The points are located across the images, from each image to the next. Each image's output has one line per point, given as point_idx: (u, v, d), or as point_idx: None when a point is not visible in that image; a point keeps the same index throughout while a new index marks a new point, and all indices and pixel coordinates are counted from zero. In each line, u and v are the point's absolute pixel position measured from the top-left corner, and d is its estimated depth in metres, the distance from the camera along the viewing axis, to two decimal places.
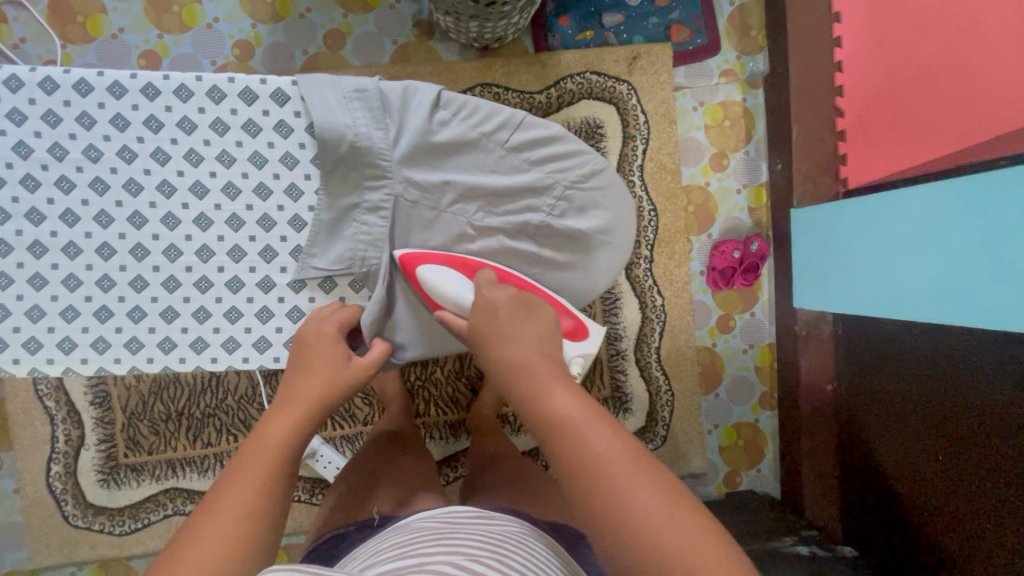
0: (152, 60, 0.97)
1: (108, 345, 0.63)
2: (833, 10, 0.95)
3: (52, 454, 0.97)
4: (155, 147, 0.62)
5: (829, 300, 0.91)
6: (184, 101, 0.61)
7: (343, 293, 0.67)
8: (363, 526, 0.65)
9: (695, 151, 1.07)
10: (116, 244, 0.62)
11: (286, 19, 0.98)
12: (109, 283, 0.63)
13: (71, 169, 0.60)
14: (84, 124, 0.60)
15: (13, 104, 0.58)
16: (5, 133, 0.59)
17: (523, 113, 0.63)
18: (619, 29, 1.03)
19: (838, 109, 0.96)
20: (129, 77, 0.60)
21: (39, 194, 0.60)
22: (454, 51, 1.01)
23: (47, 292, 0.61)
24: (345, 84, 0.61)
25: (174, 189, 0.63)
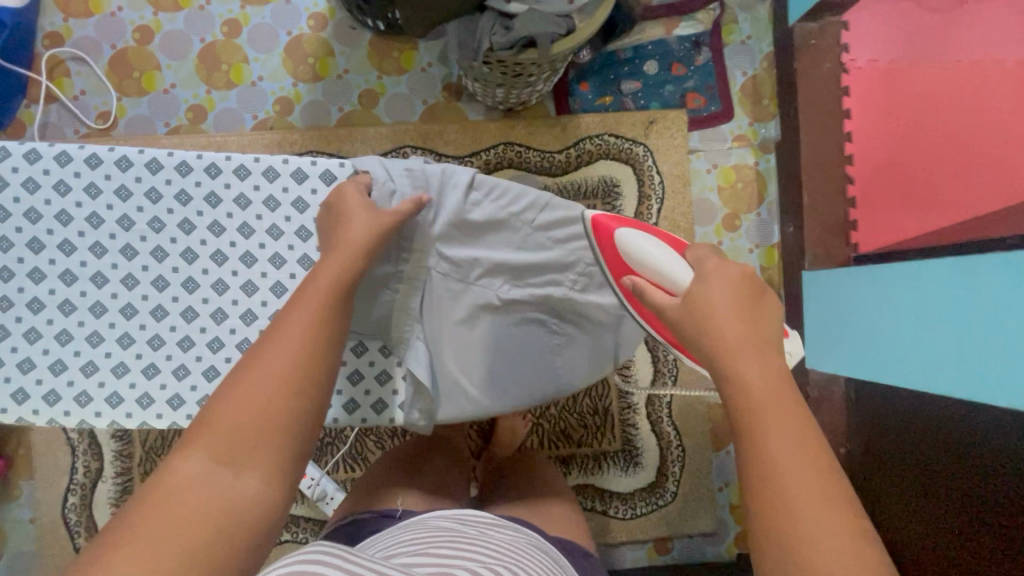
0: (199, 112, 1.04)
1: (121, 400, 0.63)
2: (843, 84, 0.99)
3: (70, 484, 0.99)
4: (212, 221, 0.64)
5: (842, 363, 0.92)
6: (242, 179, 0.65)
7: (373, 357, 0.67)
8: (385, 514, 0.66)
9: (708, 212, 1.11)
10: (138, 305, 0.64)
11: (325, 79, 1.06)
12: (159, 342, 0.64)
13: (105, 236, 0.63)
14: (151, 198, 0.64)
15: (90, 179, 0.62)
16: (81, 204, 0.62)
17: (550, 196, 0.67)
18: (637, 95, 1.09)
19: (848, 176, 0.99)
20: (195, 157, 0.64)
21: (104, 260, 0.63)
22: (479, 110, 1.07)
23: (101, 348, 0.63)
24: (395, 165, 0.65)
25: (226, 257, 0.65)
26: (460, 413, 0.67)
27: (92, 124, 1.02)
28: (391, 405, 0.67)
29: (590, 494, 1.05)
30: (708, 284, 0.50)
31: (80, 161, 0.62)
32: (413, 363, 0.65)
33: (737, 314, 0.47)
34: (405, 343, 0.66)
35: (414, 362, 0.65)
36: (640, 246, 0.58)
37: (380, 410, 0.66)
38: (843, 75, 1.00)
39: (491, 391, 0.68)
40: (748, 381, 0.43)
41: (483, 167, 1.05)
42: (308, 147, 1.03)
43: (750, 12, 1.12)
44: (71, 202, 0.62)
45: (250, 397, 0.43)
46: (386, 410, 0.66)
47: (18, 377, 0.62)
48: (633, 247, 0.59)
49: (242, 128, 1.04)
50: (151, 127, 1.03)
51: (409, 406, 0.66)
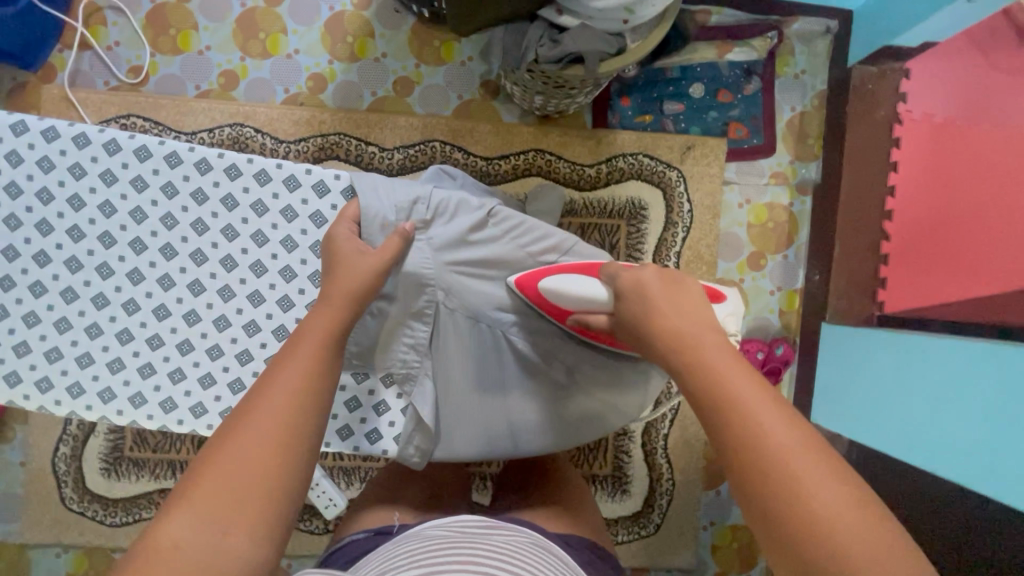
0: (230, 78, 1.02)
1: (113, 396, 0.64)
2: (894, 135, 0.94)
3: (63, 434, 1.00)
4: (226, 224, 0.65)
5: (857, 428, 0.91)
6: (262, 184, 0.65)
7: (372, 387, 0.69)
8: (378, 532, 0.59)
9: (733, 247, 1.08)
10: (141, 301, 0.64)
11: (362, 60, 1.03)
12: (158, 342, 0.64)
13: (115, 226, 0.63)
14: (167, 193, 0.64)
15: (107, 166, 0.63)
16: (95, 190, 0.63)
17: (572, 241, 0.68)
18: (678, 117, 1.05)
19: (885, 232, 0.94)
20: (216, 156, 0.64)
21: (112, 251, 0.63)
22: (514, 113, 1.04)
23: (99, 341, 0.64)
24: (400, 189, 0.64)
25: (235, 264, 0.65)
26: (455, 455, 0.66)
27: (122, 78, 1.00)
28: (385, 436, 0.69)
29: None
30: (647, 287, 0.50)
31: (100, 146, 0.62)
32: (417, 401, 0.66)
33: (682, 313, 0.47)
34: (411, 381, 0.67)
35: (417, 400, 0.66)
36: (572, 290, 0.59)
37: (373, 440, 0.69)
38: (895, 125, 0.94)
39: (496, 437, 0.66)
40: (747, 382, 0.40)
41: (511, 172, 1.02)
42: (337, 129, 1.00)
43: (808, 45, 1.07)
44: (86, 187, 0.63)
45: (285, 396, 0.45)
46: (380, 440, 0.69)
47: (12, 360, 0.63)
48: (572, 292, 0.59)
49: (271, 100, 1.02)
50: (181, 88, 1.01)
51: (403, 442, 0.66)
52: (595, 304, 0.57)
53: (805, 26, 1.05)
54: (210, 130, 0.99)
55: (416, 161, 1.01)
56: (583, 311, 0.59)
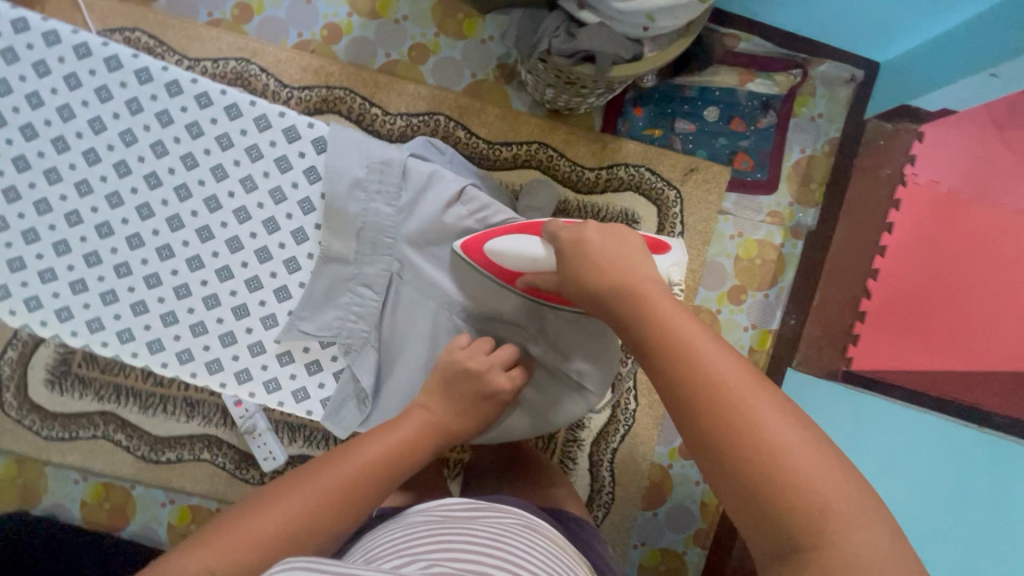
0: (245, 11, 0.99)
1: (39, 306, 0.62)
2: (896, 195, 0.93)
3: (12, 339, 0.98)
4: (187, 152, 0.63)
5: None
6: (231, 119, 0.63)
7: (309, 344, 0.66)
8: (361, 516, 0.63)
9: (717, 277, 1.07)
10: (86, 215, 0.62)
11: (382, 19, 1.01)
12: (95, 260, 0.63)
13: (71, 133, 0.62)
14: (131, 109, 0.62)
15: (73, 70, 0.61)
16: (55, 92, 0.61)
17: None
18: (687, 137, 1.04)
19: (866, 289, 0.94)
20: (189, 81, 0.63)
21: (64, 157, 0.62)
22: (525, 102, 1.03)
23: (34, 248, 0.62)
24: (375, 150, 0.64)
25: (190, 195, 0.63)
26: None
27: None
28: (312, 397, 0.66)
29: None
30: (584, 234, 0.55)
31: (70, 47, 0.61)
32: (359, 368, 0.66)
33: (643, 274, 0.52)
34: (354, 348, 0.66)
35: (359, 367, 0.66)
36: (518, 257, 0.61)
37: (299, 399, 0.65)
38: (899, 185, 0.93)
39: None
40: (673, 324, 0.46)
41: (510, 161, 1.01)
42: (343, 84, 0.98)
43: (830, 90, 1.05)
44: (47, 87, 0.61)
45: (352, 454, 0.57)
46: (306, 400, 0.65)
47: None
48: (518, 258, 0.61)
49: (283, 42, 1.00)
50: (192, 11, 0.98)
51: (334, 406, 0.66)
52: (546, 262, 0.60)
53: (831, 70, 1.04)
54: (215, 60, 0.97)
55: (416, 131, 0.99)
56: (534, 272, 0.61)
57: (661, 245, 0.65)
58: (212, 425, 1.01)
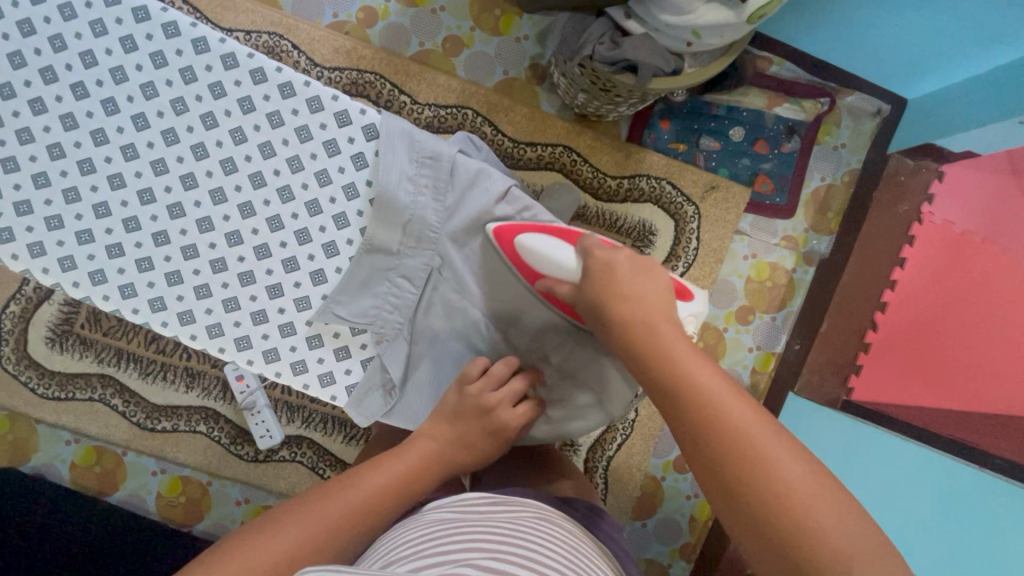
0: None
1: (73, 267, 0.62)
2: (910, 232, 0.94)
3: (17, 292, 0.97)
4: (237, 126, 0.63)
5: None
6: (284, 97, 0.63)
7: (339, 330, 0.66)
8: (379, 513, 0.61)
9: (727, 296, 1.07)
10: (129, 179, 0.62)
11: (419, 8, 1.00)
12: (134, 226, 0.62)
13: (122, 95, 0.61)
14: (184, 77, 0.62)
15: (130, 32, 0.61)
16: (110, 53, 0.61)
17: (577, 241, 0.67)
18: (711, 155, 1.05)
19: (873, 321, 0.94)
20: (246, 55, 0.62)
21: (112, 120, 0.61)
22: (555, 104, 1.03)
23: (74, 208, 0.61)
24: (424, 144, 0.63)
25: (235, 169, 0.63)
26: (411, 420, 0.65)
27: None
28: (337, 383, 0.66)
29: None
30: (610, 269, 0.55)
31: (129, 10, 0.61)
32: (388, 359, 0.65)
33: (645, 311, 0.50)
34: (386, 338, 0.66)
35: (388, 359, 0.65)
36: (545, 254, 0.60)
37: (324, 384, 0.65)
38: (914, 223, 0.94)
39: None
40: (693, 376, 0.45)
41: (535, 161, 1.01)
42: (375, 68, 0.98)
43: (855, 121, 1.07)
44: (102, 48, 0.60)
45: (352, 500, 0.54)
46: (331, 386, 0.65)
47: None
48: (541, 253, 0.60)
49: (318, 20, 0.99)
50: None
51: (359, 394, 0.65)
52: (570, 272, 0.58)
53: (858, 101, 1.05)
54: (248, 32, 0.96)
55: (444, 123, 0.99)
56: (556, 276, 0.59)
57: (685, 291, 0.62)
58: (211, 398, 1.00)
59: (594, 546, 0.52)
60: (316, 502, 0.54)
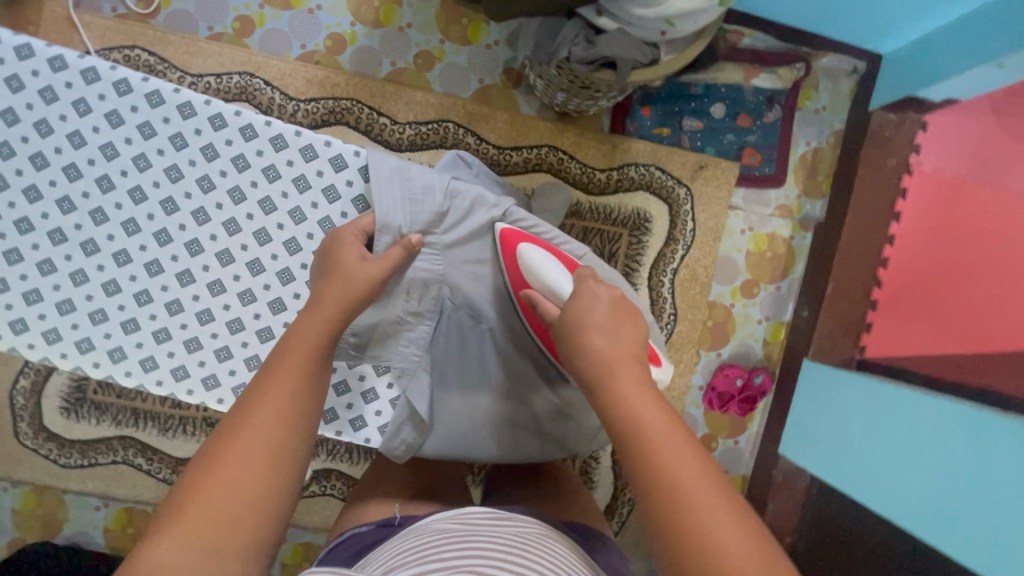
0: (246, 25, 0.98)
1: (91, 348, 0.62)
2: (902, 185, 0.95)
3: (24, 368, 0.96)
4: (234, 185, 0.62)
5: (828, 466, 0.92)
6: (277, 150, 0.63)
7: (364, 372, 0.67)
8: (381, 525, 0.58)
9: (729, 272, 1.08)
10: (134, 254, 0.62)
11: (385, 28, 1.00)
12: (146, 298, 0.62)
13: (116, 171, 0.61)
14: (175, 144, 0.61)
15: (114, 106, 0.60)
16: (98, 130, 0.60)
17: (586, 251, 0.67)
18: (695, 135, 1.05)
19: (878, 279, 0.96)
20: (233, 113, 0.62)
21: (109, 197, 0.61)
22: (534, 105, 1.03)
23: (84, 290, 0.61)
24: (416, 176, 0.62)
25: (239, 228, 0.63)
26: (444, 451, 0.66)
27: (131, 6, 0.96)
28: (369, 425, 0.67)
29: None
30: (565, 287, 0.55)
31: (110, 83, 0.60)
32: (413, 395, 0.64)
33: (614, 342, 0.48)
34: (407, 372, 0.65)
35: (412, 394, 0.64)
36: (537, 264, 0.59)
37: (357, 427, 0.67)
38: (905, 175, 0.95)
39: (492, 441, 0.66)
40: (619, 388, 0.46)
41: (522, 165, 1.01)
42: (350, 94, 0.97)
43: (832, 82, 1.07)
44: (88, 126, 0.60)
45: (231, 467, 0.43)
46: (364, 428, 0.67)
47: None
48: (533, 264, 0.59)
49: (287, 54, 0.99)
50: (193, 26, 0.97)
51: (391, 433, 0.65)
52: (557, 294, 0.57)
53: (833, 62, 1.05)
54: (218, 75, 0.95)
55: (427, 139, 0.98)
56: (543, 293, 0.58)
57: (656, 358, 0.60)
58: None
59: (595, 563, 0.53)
60: (188, 491, 0.41)
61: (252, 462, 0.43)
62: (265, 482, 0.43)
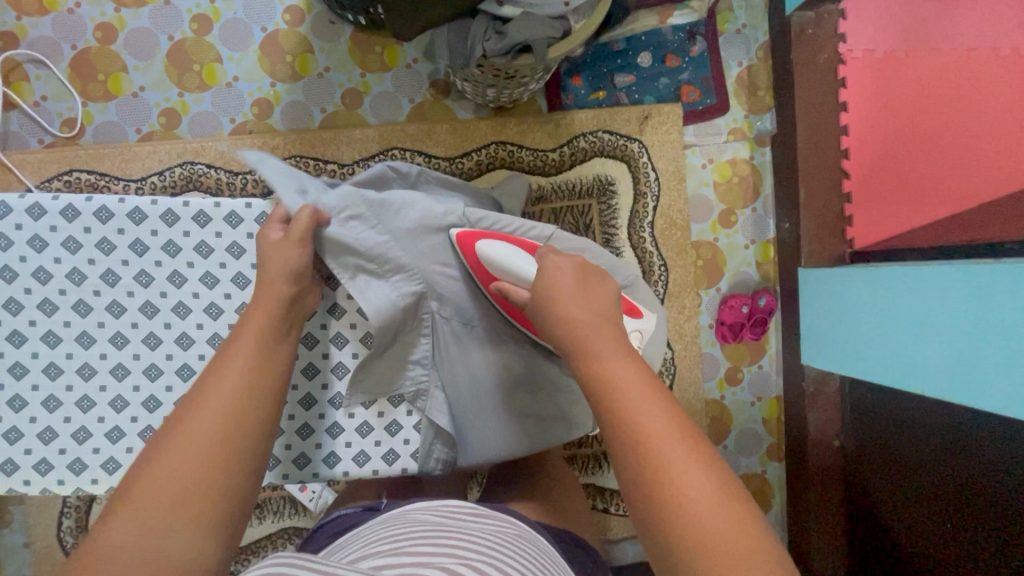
0: (171, 117, 0.99)
1: (118, 466, 0.62)
2: (839, 76, 0.94)
3: (63, 507, 0.96)
4: (204, 272, 0.63)
5: (839, 364, 0.92)
6: (234, 226, 0.63)
7: (381, 408, 0.66)
8: (366, 509, 0.63)
9: (703, 208, 1.09)
10: (130, 364, 0.62)
11: (305, 78, 1.01)
12: (155, 403, 0.63)
13: (89, 293, 0.62)
14: (137, 250, 0.62)
15: (68, 233, 0.61)
16: (60, 260, 0.61)
17: (554, 229, 0.68)
18: (631, 89, 1.06)
19: (844, 171, 0.95)
20: (182, 204, 0.62)
21: (90, 318, 0.62)
22: (469, 108, 1.04)
23: (94, 413, 0.62)
24: (375, 204, 0.63)
25: (221, 310, 0.63)
26: (481, 459, 0.66)
27: (56, 132, 0.97)
28: (402, 455, 0.67)
29: (592, 493, 1.05)
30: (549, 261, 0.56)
31: (56, 213, 0.60)
32: (432, 412, 0.66)
33: (591, 307, 0.50)
34: (419, 394, 0.66)
35: (432, 411, 0.66)
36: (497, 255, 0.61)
37: (391, 461, 0.66)
38: (838, 65, 0.95)
39: (523, 436, 0.67)
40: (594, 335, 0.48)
41: (475, 169, 1.02)
42: (291, 152, 0.98)
43: None
44: (50, 258, 0.61)
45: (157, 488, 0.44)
46: (398, 460, 0.66)
47: (5, 448, 0.61)
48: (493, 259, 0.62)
49: (218, 132, 0.99)
50: (121, 133, 0.98)
51: (424, 455, 0.66)
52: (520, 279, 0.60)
53: None
54: (159, 172, 0.96)
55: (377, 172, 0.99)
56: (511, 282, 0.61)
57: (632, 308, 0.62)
58: (285, 518, 0.99)
59: (563, 560, 0.54)
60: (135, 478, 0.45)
61: (194, 449, 0.46)
62: (206, 465, 0.46)
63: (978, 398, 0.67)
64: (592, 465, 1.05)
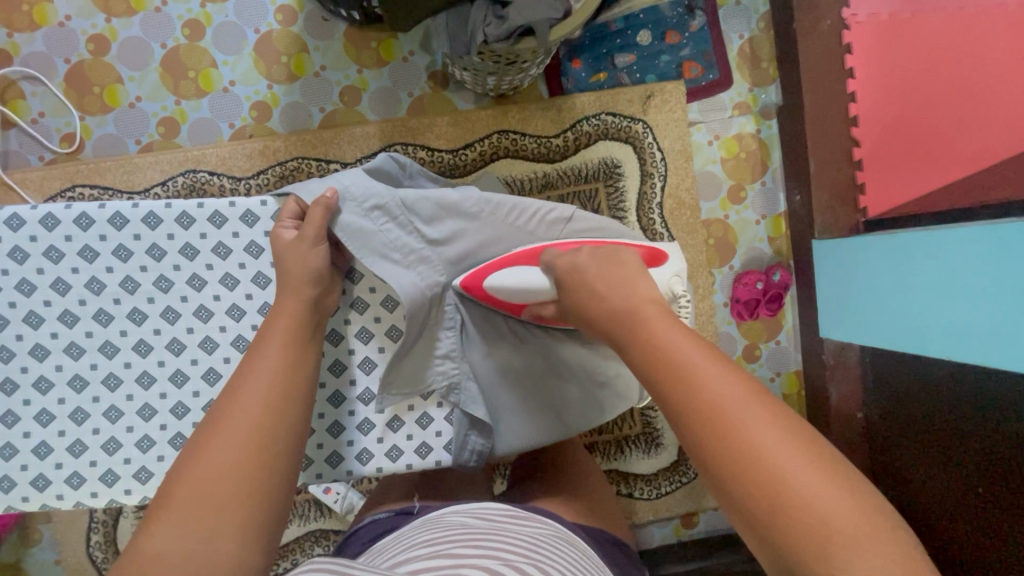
0: (170, 126, 0.98)
1: (150, 475, 0.62)
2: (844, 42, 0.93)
3: (92, 523, 0.97)
4: (223, 273, 0.62)
5: (861, 334, 0.91)
6: (250, 225, 0.62)
7: (412, 402, 0.66)
8: (399, 513, 0.63)
9: (712, 185, 1.08)
10: (155, 371, 0.62)
11: (302, 78, 0.99)
12: (183, 409, 0.62)
13: (109, 302, 0.61)
14: (154, 255, 0.61)
15: (84, 242, 0.60)
16: (77, 270, 0.60)
17: (573, 209, 0.68)
18: (632, 69, 1.04)
19: (854, 138, 0.94)
20: (196, 206, 0.61)
21: (112, 327, 0.61)
22: (469, 99, 1.02)
23: (122, 423, 0.62)
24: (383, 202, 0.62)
25: (243, 312, 0.63)
26: (516, 446, 0.66)
27: (57, 149, 0.96)
28: (436, 448, 0.66)
29: (616, 478, 1.05)
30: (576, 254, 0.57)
31: (70, 223, 0.60)
32: (466, 404, 0.65)
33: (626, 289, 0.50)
34: (452, 387, 0.65)
35: (466, 403, 0.65)
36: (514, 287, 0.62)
37: (424, 454, 0.66)
38: (843, 31, 0.93)
39: (557, 419, 0.67)
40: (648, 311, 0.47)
41: (479, 160, 1.00)
42: (293, 154, 0.97)
43: None
44: (68, 269, 0.60)
45: (192, 488, 0.43)
46: (431, 453, 0.66)
47: (36, 463, 0.61)
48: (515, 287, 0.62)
49: (219, 138, 0.98)
50: (121, 146, 0.97)
51: (458, 447, 0.65)
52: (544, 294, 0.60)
53: None
54: (163, 183, 0.95)
55: None
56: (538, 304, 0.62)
57: (660, 256, 0.65)
58: (312, 521, 0.99)
59: (603, 566, 0.53)
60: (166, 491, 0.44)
61: (226, 463, 0.45)
62: (242, 476, 0.45)
63: (996, 357, 0.67)
64: (613, 452, 1.04)
